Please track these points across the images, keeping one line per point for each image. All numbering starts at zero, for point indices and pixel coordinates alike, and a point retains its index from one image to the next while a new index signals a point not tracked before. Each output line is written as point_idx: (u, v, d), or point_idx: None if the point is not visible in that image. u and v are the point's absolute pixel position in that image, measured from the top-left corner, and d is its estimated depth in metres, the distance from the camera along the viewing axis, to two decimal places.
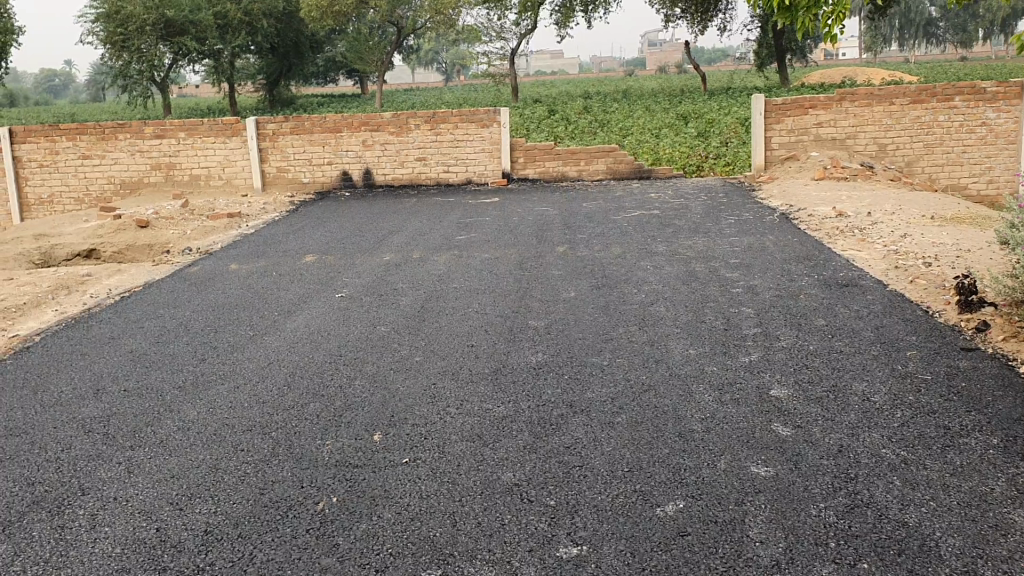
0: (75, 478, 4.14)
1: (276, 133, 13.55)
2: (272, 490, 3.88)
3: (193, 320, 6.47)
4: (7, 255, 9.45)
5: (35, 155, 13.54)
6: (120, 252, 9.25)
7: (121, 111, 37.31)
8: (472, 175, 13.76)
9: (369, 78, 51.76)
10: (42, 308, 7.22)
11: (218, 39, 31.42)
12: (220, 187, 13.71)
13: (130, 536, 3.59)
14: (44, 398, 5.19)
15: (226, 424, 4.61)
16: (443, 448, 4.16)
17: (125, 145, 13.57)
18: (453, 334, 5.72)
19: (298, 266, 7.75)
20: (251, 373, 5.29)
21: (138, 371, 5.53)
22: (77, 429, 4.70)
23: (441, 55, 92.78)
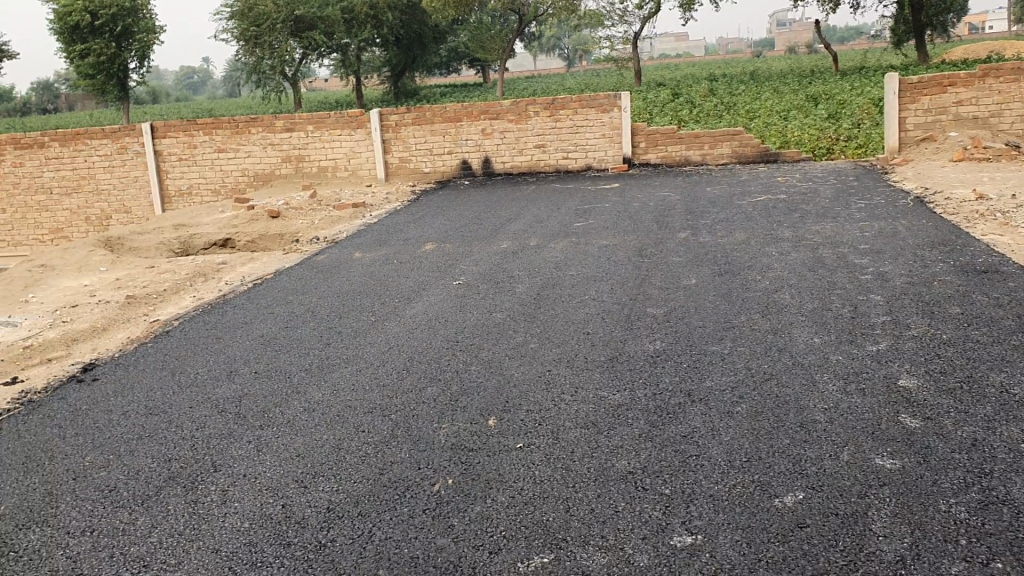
0: (209, 455, 4.36)
1: (399, 123, 13.83)
2: (391, 470, 3.97)
3: (318, 307, 6.69)
4: (151, 245, 9.99)
5: (175, 149, 14.20)
6: (253, 241, 9.65)
7: (255, 105, 38.88)
8: (593, 161, 13.70)
9: (492, 67, 52.31)
10: (181, 295, 7.61)
11: (346, 33, 32.20)
12: (346, 177, 14.10)
13: (258, 512, 3.75)
14: (181, 379, 5.47)
15: (347, 406, 4.75)
16: (558, 434, 4.16)
17: (257, 138, 14.09)
18: (570, 321, 5.71)
19: (419, 254, 7.90)
20: (373, 358, 5.43)
21: (268, 354, 5.75)
22: (211, 409, 4.94)
23: (564, 41, 92.73)
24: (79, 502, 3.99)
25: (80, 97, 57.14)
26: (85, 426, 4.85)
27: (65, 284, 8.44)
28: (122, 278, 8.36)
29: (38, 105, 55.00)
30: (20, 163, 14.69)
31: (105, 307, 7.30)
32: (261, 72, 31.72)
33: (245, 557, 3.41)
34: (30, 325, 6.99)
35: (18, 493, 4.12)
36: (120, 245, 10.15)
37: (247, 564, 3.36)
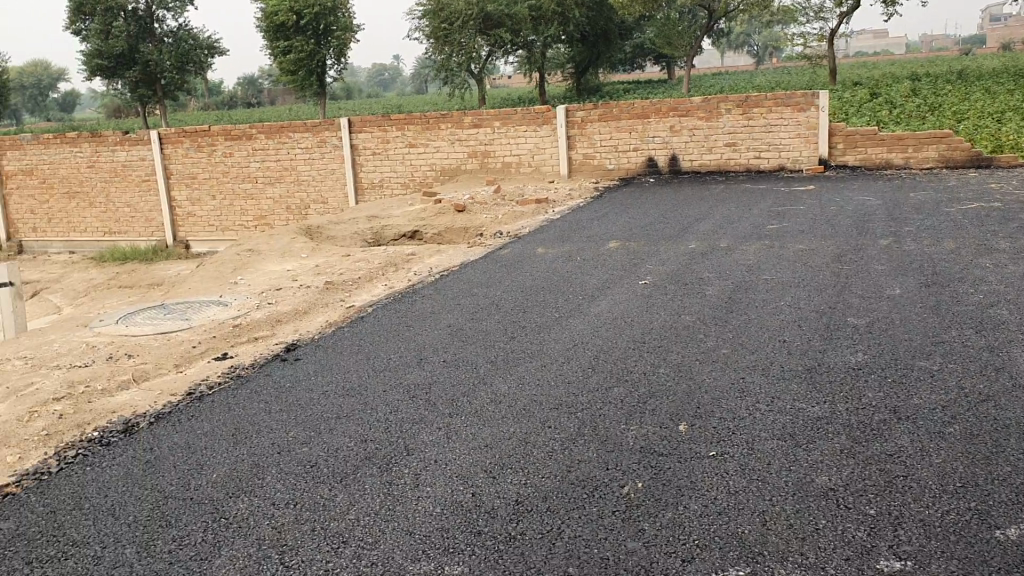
0: (401, 439, 4.48)
1: (585, 120, 13.83)
2: (579, 468, 3.95)
3: (505, 300, 6.76)
4: (346, 235, 10.45)
5: (369, 143, 14.77)
6: (440, 234, 9.91)
7: (442, 101, 40.04)
8: (786, 161, 13.25)
9: (676, 64, 51.56)
10: (373, 283, 7.90)
11: (532, 31, 32.53)
12: (530, 173, 14.25)
13: (449, 498, 3.82)
14: (374, 364, 5.67)
15: (534, 400, 4.75)
16: (752, 445, 4.02)
17: (446, 133, 14.45)
18: (763, 327, 5.52)
19: (604, 252, 7.86)
20: (560, 353, 5.43)
21: (456, 344, 5.86)
22: (403, 394, 5.08)
23: (752, 38, 90.22)
24: (283, 475, 4.20)
25: (281, 93, 60.59)
26: (289, 403, 5.11)
27: (270, 269, 8.93)
28: (320, 265, 8.78)
29: (243, 99, 58.67)
30: (229, 152, 15.45)
31: (305, 292, 7.69)
32: (449, 69, 32.68)
33: (437, 542, 3.48)
34: (240, 305, 7.45)
35: (228, 462, 4.37)
36: (319, 233, 10.66)
37: (440, 548, 3.43)
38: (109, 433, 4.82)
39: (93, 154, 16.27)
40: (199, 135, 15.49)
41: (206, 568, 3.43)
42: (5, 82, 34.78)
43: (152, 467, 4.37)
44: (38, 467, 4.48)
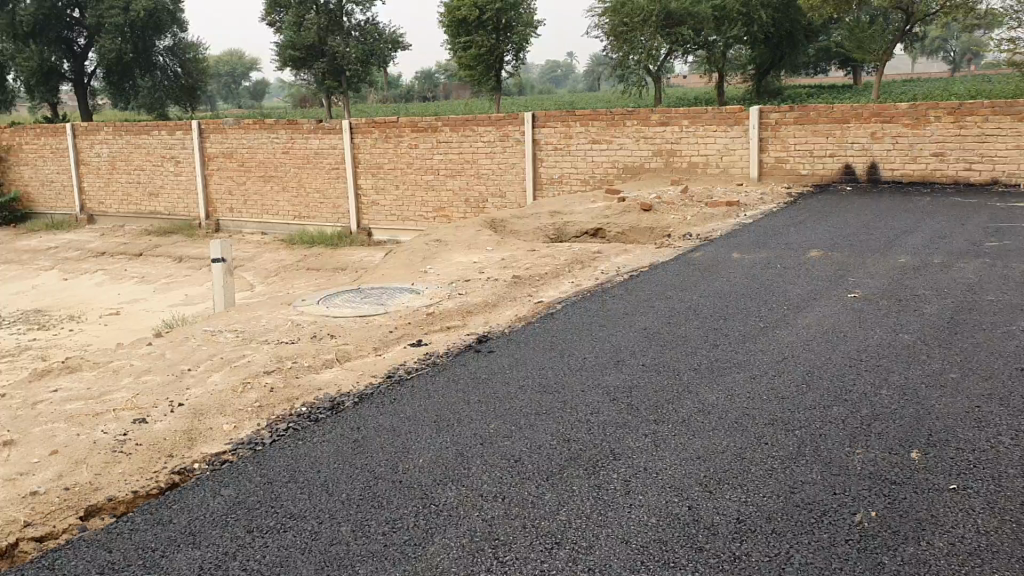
0: (607, 441, 4.35)
1: (778, 122, 13.33)
2: (803, 490, 3.71)
3: (700, 305, 6.52)
4: (530, 229, 10.46)
5: (552, 139, 14.75)
6: (625, 233, 9.80)
7: (616, 99, 39.76)
8: (1001, 175, 12.37)
9: (863, 69, 49.29)
10: (562, 279, 7.84)
11: (714, 30, 31.81)
12: (716, 175, 13.84)
13: (665, 509, 3.66)
14: (570, 361, 5.57)
15: (745, 414, 4.52)
16: (999, 481, 3.67)
17: (631, 132, 14.26)
18: (995, 353, 5.08)
19: (803, 261, 7.49)
20: (767, 366, 5.16)
21: (654, 348, 5.69)
22: (604, 395, 4.95)
23: (949, 44, 85.11)
24: (489, 467, 4.15)
25: (456, 87, 61.94)
26: (487, 395, 5.08)
27: (458, 259, 9.04)
28: (508, 258, 8.81)
29: (420, 92, 60.28)
30: (414, 144, 15.83)
31: (495, 284, 7.71)
32: (625, 67, 32.80)
33: (656, 554, 3.33)
34: (433, 294, 7.54)
35: (433, 449, 4.37)
36: (503, 227, 10.72)
37: (660, 561, 3.28)
38: (317, 410, 4.93)
39: (288, 141, 16.97)
40: (388, 126, 15.95)
41: (421, 555, 3.40)
42: (206, 69, 36.94)
43: (360, 447, 4.41)
44: (252, 437, 4.62)
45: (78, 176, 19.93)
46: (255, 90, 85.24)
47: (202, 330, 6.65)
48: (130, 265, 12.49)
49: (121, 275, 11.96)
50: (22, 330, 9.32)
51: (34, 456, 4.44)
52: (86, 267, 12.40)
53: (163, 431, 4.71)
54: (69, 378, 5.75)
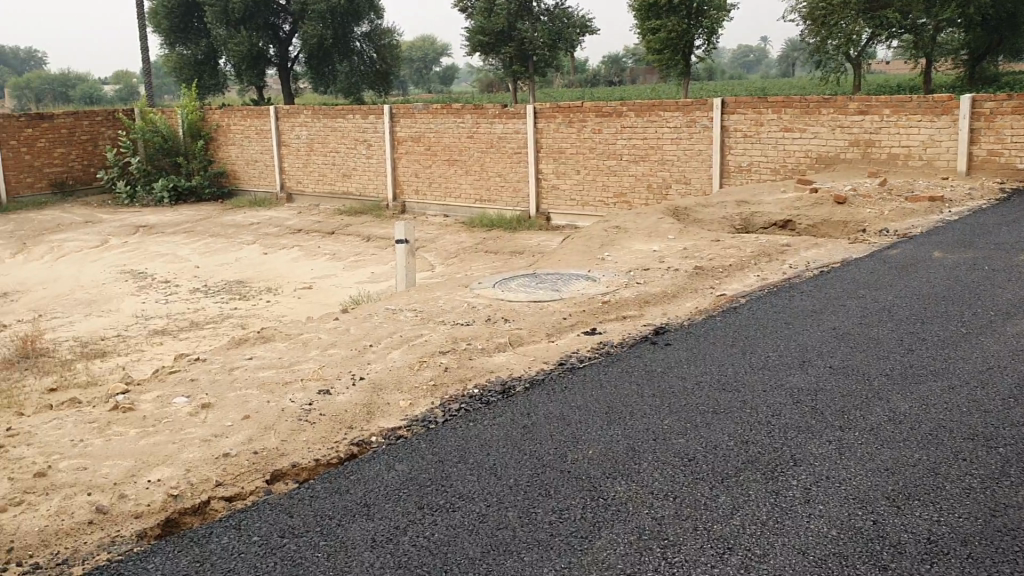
0: (787, 446, 4.14)
1: (994, 113, 11.74)
2: (1006, 515, 3.39)
3: (894, 307, 6.11)
4: (714, 219, 10.19)
5: (742, 126, 13.55)
6: (815, 226, 9.38)
7: (811, 85, 38.02)
8: None
9: None
10: (745, 272, 7.57)
11: (924, 13, 29.68)
12: (918, 168, 12.30)
13: (847, 522, 3.44)
14: (750, 359, 5.36)
15: (942, 426, 4.18)
16: None
17: (827, 120, 12.89)
18: None
19: (1015, 263, 6.88)
20: (970, 376, 4.76)
21: (843, 350, 5.37)
22: (785, 397, 4.72)
23: None
24: (661, 464, 4.04)
25: (643, 71, 61.02)
26: (662, 389, 4.95)
27: (638, 247, 8.89)
28: (689, 248, 8.58)
29: (606, 76, 60.02)
30: (598, 129, 14.85)
31: (674, 274, 7.53)
32: (823, 52, 31.27)
33: (835, 569, 3.13)
34: (609, 282, 7.46)
35: (603, 441, 4.30)
36: (686, 215, 10.47)
37: None
38: (489, 393, 4.99)
39: (474, 125, 16.16)
40: (572, 110, 15.09)
41: (587, 548, 3.35)
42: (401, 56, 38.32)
43: (531, 434, 4.41)
44: (426, 415, 4.71)
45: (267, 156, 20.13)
46: (446, 75, 87.47)
47: (384, 307, 6.86)
48: (322, 243, 13.04)
49: (314, 251, 12.56)
50: (224, 299, 9.94)
51: (227, 419, 4.65)
52: (284, 243, 13.10)
53: (344, 403, 4.87)
54: (262, 347, 6.03)
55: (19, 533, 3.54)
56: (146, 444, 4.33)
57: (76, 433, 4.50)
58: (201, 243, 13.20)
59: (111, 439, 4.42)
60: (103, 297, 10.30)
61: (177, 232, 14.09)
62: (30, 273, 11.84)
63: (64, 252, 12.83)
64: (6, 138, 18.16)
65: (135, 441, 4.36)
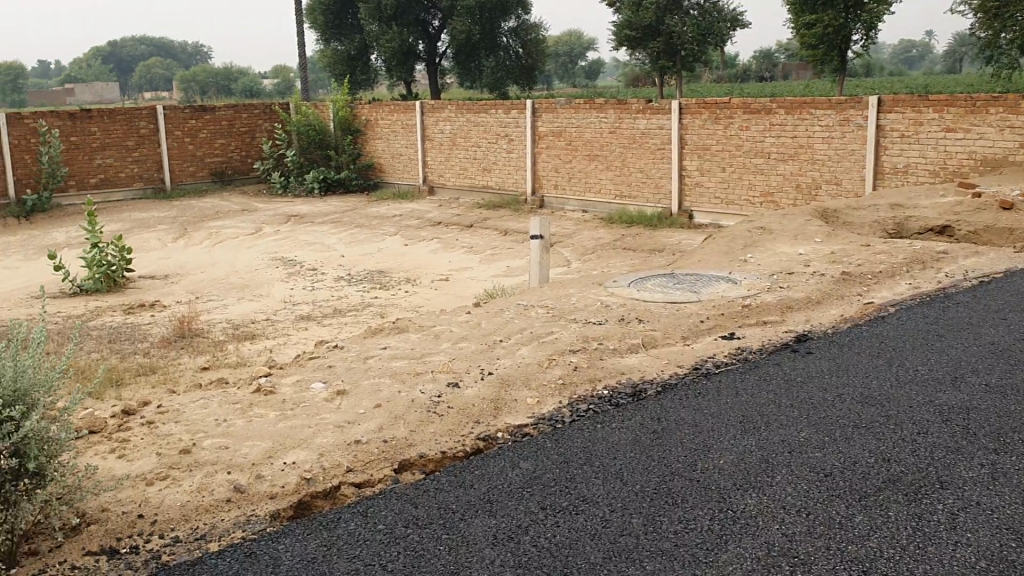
0: (934, 467, 3.90)
1: None
2: None
3: None
4: (865, 222, 9.73)
5: (899, 125, 11.76)
6: (976, 233, 8.93)
7: (981, 83, 35.59)
8: None
9: None
10: (897, 279, 7.19)
11: None
12: None
13: (998, 554, 3.20)
14: (898, 373, 5.07)
15: None
16: None
17: (995, 119, 10.97)
18: None
19: None
20: None
21: (1001, 367, 5.02)
22: (934, 415, 4.44)
23: None
24: (795, 478, 3.87)
25: (797, 67, 58.77)
26: (800, 399, 4.75)
27: (782, 250, 8.61)
28: (836, 253, 8.20)
29: (757, 73, 58.29)
30: (745, 127, 13.20)
31: (820, 279, 7.23)
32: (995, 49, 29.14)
33: None
34: (750, 285, 7.23)
35: (735, 451, 4.16)
36: (835, 217, 10.02)
37: None
38: (618, 395, 4.93)
39: (617, 120, 14.71)
40: (717, 105, 13.49)
41: (712, 561, 3.24)
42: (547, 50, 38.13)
43: (660, 439, 4.31)
44: (554, 414, 4.70)
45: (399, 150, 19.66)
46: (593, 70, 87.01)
47: (517, 303, 6.88)
48: (462, 236, 13.17)
49: (453, 244, 12.70)
50: (366, 288, 10.24)
51: (360, 407, 4.74)
52: (425, 235, 13.31)
53: (474, 397, 4.89)
54: (397, 337, 6.14)
55: (164, 506, 3.72)
56: (283, 427, 4.47)
57: (220, 413, 4.70)
58: (347, 233, 13.62)
59: (252, 420, 4.60)
60: (254, 282, 10.79)
61: (325, 222, 14.56)
62: (190, 257, 12.53)
63: (221, 239, 13.51)
64: (169, 127, 17.67)
65: (273, 424, 4.51)
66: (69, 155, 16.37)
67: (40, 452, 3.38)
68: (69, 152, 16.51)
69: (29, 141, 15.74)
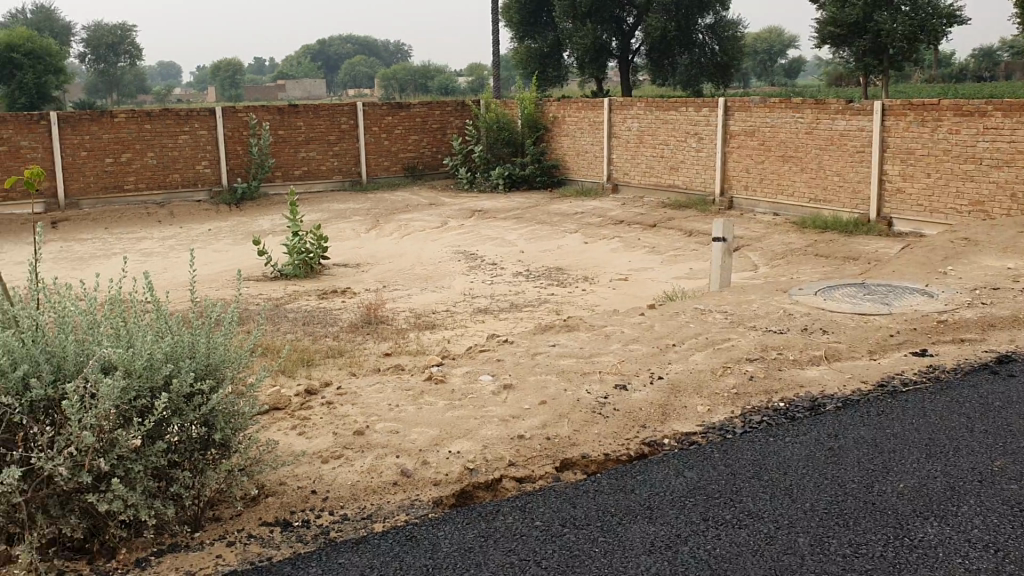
0: None
1: None
2: None
3: None
4: None
5: None
6: None
7: None
8: None
9: None
10: None
11: None
12: None
13: None
14: None
15: None
16: None
17: None
18: None
19: None
20: None
21: None
22: None
23: None
24: (984, 510, 3.57)
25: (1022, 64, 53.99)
26: (997, 426, 4.39)
27: (988, 264, 7.98)
28: None
29: (975, 71, 54.16)
30: (955, 131, 11.48)
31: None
32: None
33: None
34: (949, 300, 6.74)
35: (917, 476, 3.89)
36: None
37: None
38: (793, 409, 4.73)
39: (813, 121, 13.15)
40: (923, 107, 11.81)
41: None
42: None
43: (836, 457, 4.10)
44: (723, 424, 4.57)
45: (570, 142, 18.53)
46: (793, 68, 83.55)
47: (694, 307, 6.73)
48: (644, 235, 12.99)
49: (634, 243, 12.53)
50: (545, 285, 10.32)
51: (526, 402, 4.76)
52: (606, 233, 13.22)
53: (641, 400, 4.82)
54: (568, 335, 6.13)
55: (335, 485, 3.90)
56: (450, 417, 4.58)
57: (393, 399, 4.87)
58: (529, 229, 13.77)
59: (422, 406, 4.74)
60: (438, 274, 11.12)
61: (508, 218, 14.78)
62: (380, 247, 13.07)
63: (409, 231, 14.00)
64: (367, 123, 17.86)
65: (441, 413, 4.63)
66: (277, 148, 17.10)
67: (226, 425, 3.63)
68: (276, 145, 17.10)
69: (240, 133, 16.67)
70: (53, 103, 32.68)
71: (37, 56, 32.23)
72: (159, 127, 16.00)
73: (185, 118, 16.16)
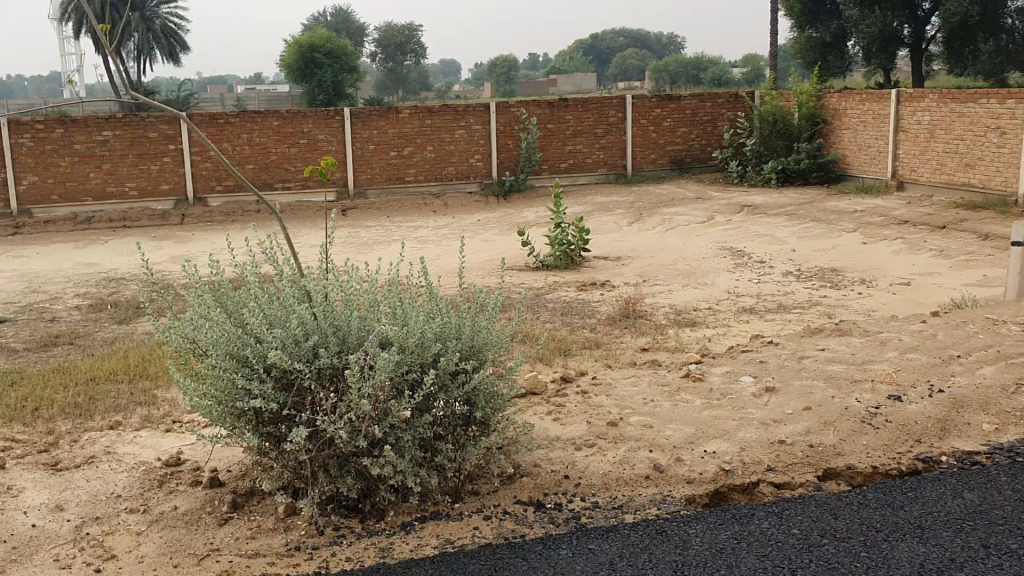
0: None
1: None
2: None
3: None
4: None
5: None
6: None
7: None
8: None
9: None
10: None
11: None
12: None
13: None
14: None
15: None
16: None
17: None
18: None
19: None
20: None
21: None
22: None
23: None
24: None
25: None
26: None
27: None
28: None
29: None
30: None
31: None
32: None
33: None
34: None
35: None
36: None
37: None
38: None
39: None
40: None
41: None
42: None
43: None
44: (1012, 447, 4.13)
45: (838, 128, 16.62)
46: None
47: (986, 317, 6.13)
48: (931, 236, 11.99)
49: (919, 245, 11.60)
50: (816, 287, 9.83)
51: (788, 407, 4.55)
52: (886, 233, 12.35)
53: (917, 413, 4.45)
54: (839, 340, 5.80)
55: (587, 472, 3.96)
56: (707, 416, 4.48)
57: (649, 393, 4.86)
58: (802, 227, 13.17)
59: (678, 403, 4.68)
60: (701, 270, 10.93)
61: (779, 214, 14.23)
62: (644, 241, 13.07)
63: (674, 225, 13.88)
64: (636, 116, 17.92)
65: (698, 412, 4.54)
66: (545, 142, 17.50)
67: (487, 404, 3.78)
68: (545, 139, 17.52)
69: (512, 128, 17.27)
70: (347, 99, 35.43)
71: (336, 56, 35.19)
72: (438, 122, 16.91)
73: (462, 113, 16.93)
